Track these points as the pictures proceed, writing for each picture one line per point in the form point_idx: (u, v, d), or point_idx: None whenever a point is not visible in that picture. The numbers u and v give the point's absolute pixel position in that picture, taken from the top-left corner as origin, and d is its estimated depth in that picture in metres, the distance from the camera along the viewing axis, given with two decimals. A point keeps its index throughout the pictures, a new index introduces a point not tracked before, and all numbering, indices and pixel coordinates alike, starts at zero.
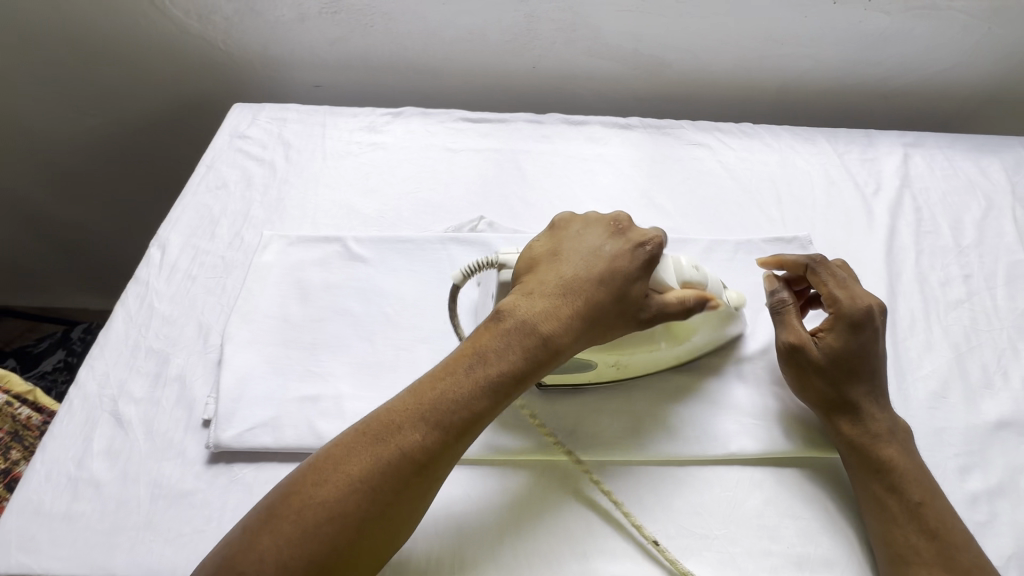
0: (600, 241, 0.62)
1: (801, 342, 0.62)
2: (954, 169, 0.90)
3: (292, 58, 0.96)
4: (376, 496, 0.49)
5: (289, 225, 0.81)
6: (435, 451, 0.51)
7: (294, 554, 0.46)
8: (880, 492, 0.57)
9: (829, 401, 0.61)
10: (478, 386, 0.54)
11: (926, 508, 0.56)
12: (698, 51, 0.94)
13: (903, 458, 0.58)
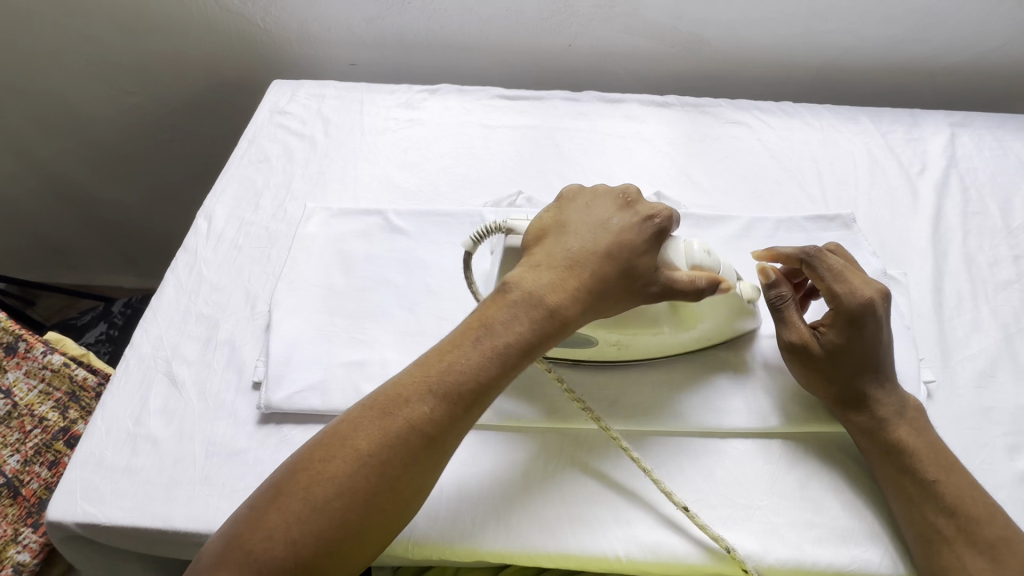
0: (608, 213, 0.58)
1: (803, 341, 0.59)
2: (1004, 150, 0.88)
3: (335, 36, 1.03)
4: (384, 470, 0.46)
5: (329, 197, 0.81)
6: (443, 425, 0.49)
7: (304, 529, 0.44)
8: (901, 474, 0.55)
9: (836, 396, 0.58)
10: (486, 358, 0.50)
11: (958, 490, 0.53)
12: (739, 29, 0.96)
13: (923, 439, 0.56)
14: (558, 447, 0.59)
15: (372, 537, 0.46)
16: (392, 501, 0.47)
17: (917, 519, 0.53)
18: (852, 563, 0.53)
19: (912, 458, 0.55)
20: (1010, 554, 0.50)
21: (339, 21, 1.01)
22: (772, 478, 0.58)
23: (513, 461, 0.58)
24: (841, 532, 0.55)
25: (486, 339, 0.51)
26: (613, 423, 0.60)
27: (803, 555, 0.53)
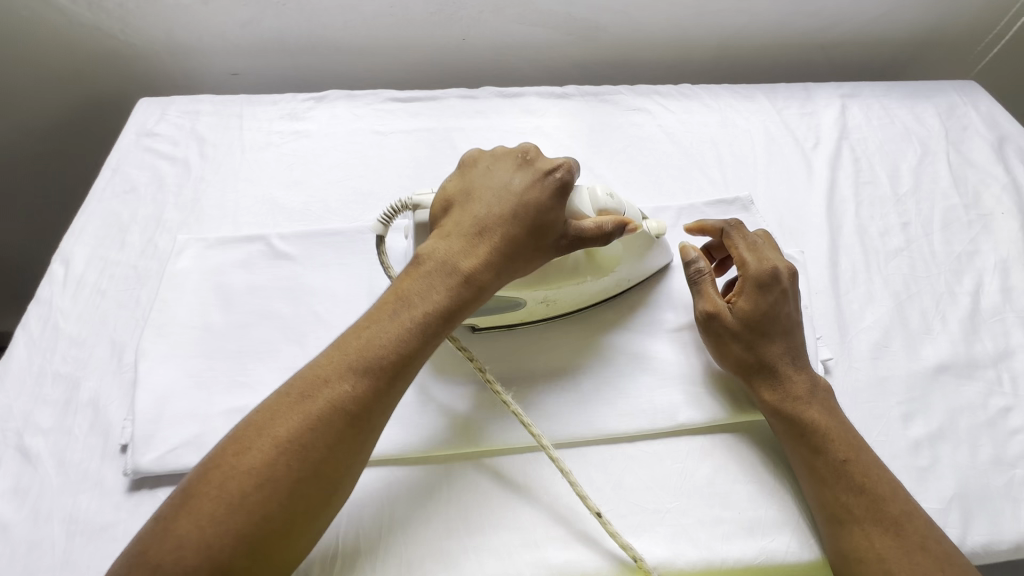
0: (509, 174, 0.58)
1: (716, 311, 0.59)
2: (891, 118, 0.90)
3: (206, 44, 0.95)
4: (309, 456, 0.45)
5: (206, 226, 0.74)
6: (366, 400, 0.47)
7: (219, 531, 0.41)
8: (812, 455, 0.55)
9: (748, 370, 0.59)
10: (407, 330, 0.50)
11: (864, 467, 0.53)
12: (633, 11, 0.94)
13: (833, 418, 0.56)
14: (466, 471, 0.57)
15: (301, 529, 0.45)
16: (321, 487, 0.45)
17: (826, 501, 0.53)
18: (761, 555, 0.53)
19: (824, 438, 0.55)
20: (912, 528, 0.50)
21: (208, 28, 0.92)
22: (681, 477, 0.57)
23: (419, 493, 0.55)
24: (749, 525, 0.54)
25: (403, 311, 0.51)
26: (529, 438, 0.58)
27: (713, 554, 0.52)
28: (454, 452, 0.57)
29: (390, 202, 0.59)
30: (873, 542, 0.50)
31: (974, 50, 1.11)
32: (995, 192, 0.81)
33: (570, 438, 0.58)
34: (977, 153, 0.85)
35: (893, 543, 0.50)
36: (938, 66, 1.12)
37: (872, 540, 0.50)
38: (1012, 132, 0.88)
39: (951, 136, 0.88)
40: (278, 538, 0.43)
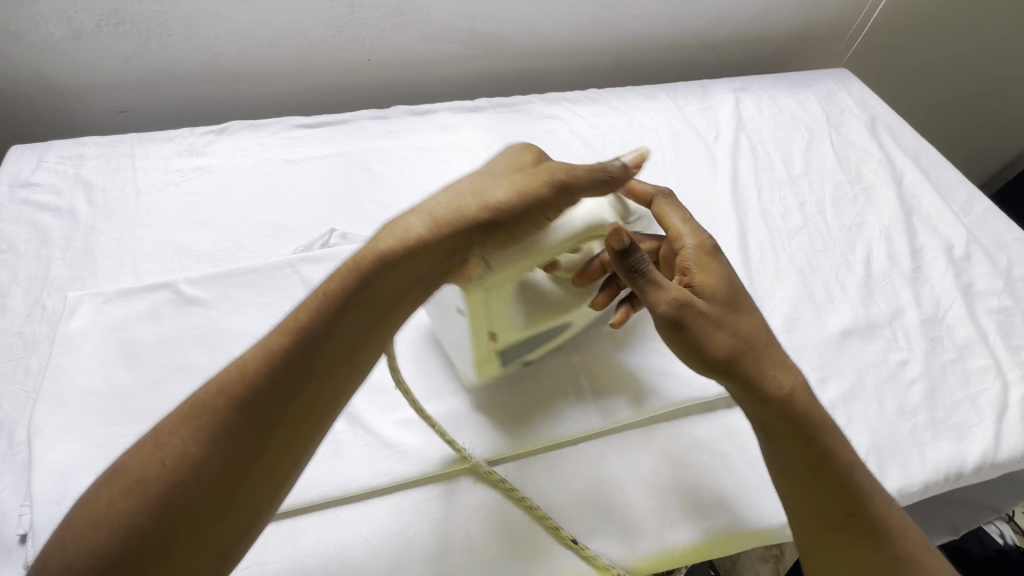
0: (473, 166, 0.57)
1: (678, 301, 0.52)
2: (779, 107, 0.97)
3: (85, 83, 0.87)
4: (184, 455, 0.40)
5: (101, 280, 0.68)
6: (255, 390, 0.42)
7: (79, 545, 0.37)
8: (808, 465, 0.50)
9: (731, 362, 0.52)
10: (321, 304, 0.45)
11: (854, 478, 0.50)
12: (534, 23, 0.96)
13: (825, 420, 0.52)
14: (416, 501, 0.55)
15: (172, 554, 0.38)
16: (212, 497, 0.40)
17: (808, 513, 0.50)
18: (705, 536, 0.55)
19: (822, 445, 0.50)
20: (898, 541, 0.48)
21: (84, 64, 0.85)
22: (625, 473, 0.58)
23: (369, 532, 0.53)
24: (693, 509, 0.56)
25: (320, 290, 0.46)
26: (503, 449, 0.58)
27: (661, 542, 0.54)
28: (403, 482, 0.56)
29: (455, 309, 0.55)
30: (858, 555, 0.48)
31: (842, 40, 1.23)
32: (873, 166, 0.89)
33: (537, 442, 0.58)
34: (854, 133, 0.94)
35: (878, 558, 0.48)
36: (815, 55, 1.23)
37: (857, 553, 0.48)
38: (881, 111, 0.98)
39: (832, 119, 0.96)
40: (154, 559, 0.38)
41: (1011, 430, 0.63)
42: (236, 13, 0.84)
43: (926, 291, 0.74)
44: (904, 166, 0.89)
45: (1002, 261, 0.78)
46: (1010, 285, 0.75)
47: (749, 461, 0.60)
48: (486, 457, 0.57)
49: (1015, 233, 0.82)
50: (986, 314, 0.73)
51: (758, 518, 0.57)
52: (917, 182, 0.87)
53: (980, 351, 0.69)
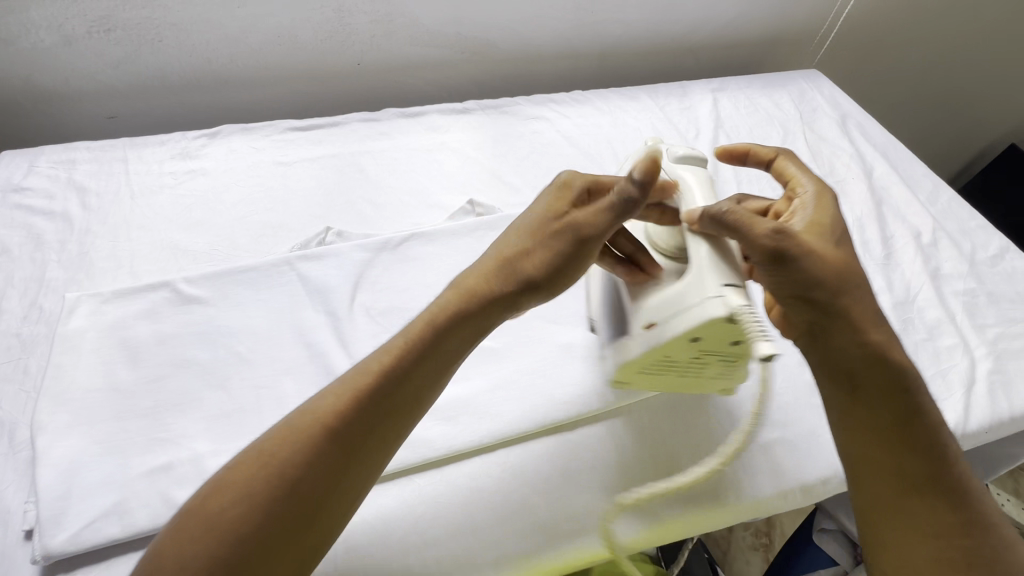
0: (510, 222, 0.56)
1: (770, 237, 0.48)
2: (755, 106, 1.01)
3: (75, 89, 0.88)
4: (291, 475, 0.41)
5: (98, 281, 0.68)
6: (357, 425, 0.44)
7: (193, 555, 0.38)
8: (885, 419, 0.47)
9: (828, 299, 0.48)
10: (395, 364, 0.46)
11: (936, 436, 0.46)
12: (520, 27, 0.99)
13: (914, 377, 0.48)
14: (416, 485, 0.57)
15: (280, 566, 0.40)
16: (314, 516, 0.41)
17: (879, 469, 0.47)
18: (693, 509, 0.59)
19: (906, 400, 0.47)
20: (973, 508, 0.45)
21: (74, 70, 0.85)
22: (618, 453, 0.61)
23: (376, 517, 0.55)
24: (683, 485, 0.60)
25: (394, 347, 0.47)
26: (503, 435, 0.59)
27: (654, 515, 0.59)
28: (406, 468, 0.57)
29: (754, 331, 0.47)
30: (931, 515, 0.45)
31: (812, 43, 1.29)
32: (845, 161, 0.94)
33: (532, 428, 0.60)
34: (826, 130, 0.99)
35: (953, 519, 0.45)
36: (788, 57, 1.28)
37: (926, 513, 0.45)
38: (851, 109, 1.03)
39: (805, 117, 1.01)
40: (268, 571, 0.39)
41: (979, 402, 0.67)
42: (227, 19, 0.85)
43: (898, 276, 0.79)
44: (874, 160, 0.94)
45: (967, 246, 0.83)
46: (974, 269, 0.80)
47: (735, 439, 0.63)
48: (486, 442, 0.59)
49: (978, 221, 0.87)
50: (953, 296, 0.77)
51: (742, 491, 0.61)
52: (886, 175, 0.92)
53: (948, 331, 0.73)
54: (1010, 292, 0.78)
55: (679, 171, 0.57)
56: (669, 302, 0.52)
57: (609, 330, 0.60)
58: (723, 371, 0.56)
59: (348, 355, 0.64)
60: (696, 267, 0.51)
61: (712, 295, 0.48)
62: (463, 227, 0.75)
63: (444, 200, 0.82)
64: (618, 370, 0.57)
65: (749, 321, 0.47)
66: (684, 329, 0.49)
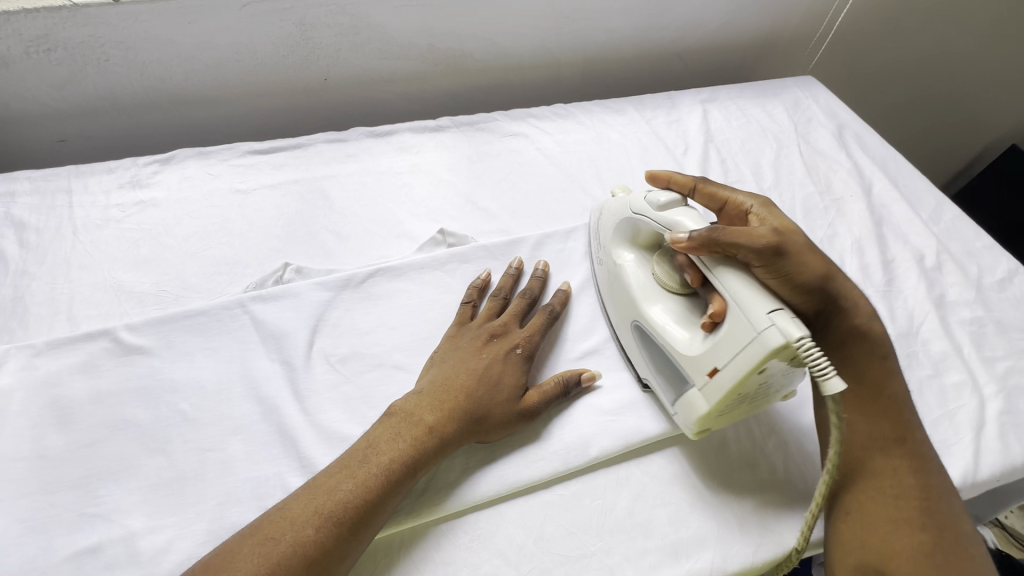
0: (456, 347, 0.61)
1: (761, 237, 0.52)
2: (747, 118, 0.96)
3: (18, 112, 0.82)
4: None
5: (32, 330, 0.63)
6: (331, 547, 0.45)
7: None
8: (860, 394, 0.56)
9: (819, 288, 0.54)
10: (369, 480, 0.49)
11: (901, 407, 0.55)
12: (496, 37, 0.94)
13: (889, 350, 0.57)
14: (373, 558, 0.51)
15: None
16: None
17: (854, 438, 0.54)
18: None
19: (874, 380, 0.56)
20: (934, 476, 0.53)
21: (13, 92, 0.79)
22: (601, 515, 0.55)
23: None
24: (673, 551, 0.54)
25: (369, 462, 0.50)
26: (470, 499, 0.54)
27: None
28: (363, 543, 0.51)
29: (821, 361, 0.45)
30: (896, 478, 0.52)
31: (807, 48, 1.24)
32: (843, 176, 0.88)
33: (507, 487, 0.55)
34: (822, 142, 0.93)
35: (914, 483, 0.52)
36: (780, 62, 1.23)
37: (893, 477, 0.52)
38: (848, 119, 0.98)
39: (800, 129, 0.95)
40: None
41: (990, 447, 0.62)
42: (178, 36, 0.79)
43: (900, 304, 0.73)
44: (873, 175, 0.89)
45: (973, 270, 0.78)
46: (981, 295, 0.75)
47: (729, 497, 0.57)
48: (448, 508, 0.53)
49: (984, 241, 0.82)
50: (960, 326, 0.72)
51: (742, 557, 0.54)
52: (887, 191, 0.86)
53: (955, 365, 0.68)
54: (1020, 320, 0.73)
55: (671, 217, 0.58)
56: (727, 345, 0.51)
57: (662, 381, 0.59)
58: (785, 381, 0.54)
59: (303, 410, 0.58)
60: (737, 304, 0.51)
61: (764, 327, 0.48)
62: (432, 260, 0.70)
63: (414, 229, 0.77)
64: (694, 426, 0.55)
65: (811, 346, 0.46)
66: (752, 365, 0.48)
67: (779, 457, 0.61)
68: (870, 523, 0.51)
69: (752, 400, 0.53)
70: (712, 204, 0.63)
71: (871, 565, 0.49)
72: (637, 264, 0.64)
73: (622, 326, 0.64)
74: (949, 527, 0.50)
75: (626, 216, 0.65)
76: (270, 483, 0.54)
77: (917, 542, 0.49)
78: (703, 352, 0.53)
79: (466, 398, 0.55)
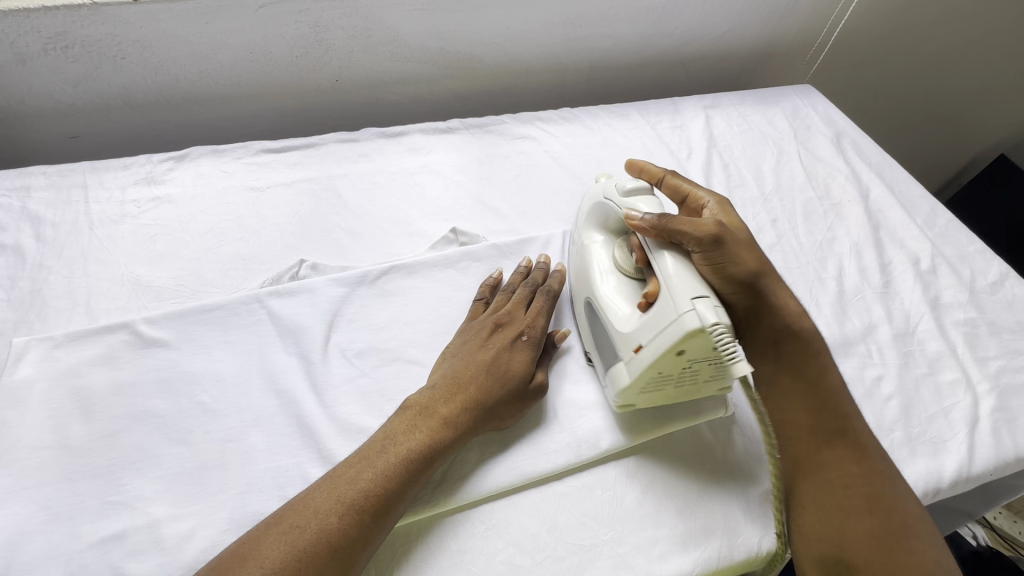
0: (468, 338, 0.62)
1: (706, 228, 0.55)
2: (748, 124, 0.99)
3: (33, 109, 0.82)
4: None
5: (51, 322, 0.64)
6: (355, 534, 0.47)
7: None
8: (798, 384, 0.58)
9: (748, 283, 0.57)
10: (388, 469, 0.50)
11: (839, 398, 0.57)
12: (505, 42, 0.96)
13: (821, 346, 0.59)
14: (392, 546, 0.52)
15: None
16: None
17: (796, 431, 0.56)
18: (695, 567, 0.54)
19: (810, 371, 0.58)
20: (877, 461, 0.54)
21: (28, 89, 0.80)
22: (613, 506, 0.57)
23: None
24: (683, 540, 0.56)
25: (389, 451, 0.51)
26: (483, 491, 0.55)
27: None
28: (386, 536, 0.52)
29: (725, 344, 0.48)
30: (842, 466, 0.53)
31: (805, 56, 1.26)
32: (840, 182, 0.91)
33: (521, 479, 0.56)
34: (821, 149, 0.96)
35: (858, 471, 0.53)
36: (778, 71, 1.26)
37: (839, 466, 0.53)
38: (845, 127, 1.01)
39: (799, 135, 0.98)
40: None
41: (984, 442, 0.64)
42: (194, 36, 0.80)
43: (896, 305, 0.76)
44: (870, 181, 0.92)
45: (966, 273, 0.81)
46: (974, 297, 0.78)
47: (734, 489, 0.59)
48: (463, 499, 0.55)
49: (976, 245, 0.85)
50: (954, 327, 0.74)
51: (747, 546, 0.56)
52: (883, 197, 0.89)
53: (950, 364, 0.71)
54: (1012, 322, 0.76)
55: (632, 203, 0.61)
56: (652, 323, 0.53)
57: (601, 357, 0.62)
58: (716, 372, 0.55)
59: (321, 403, 0.60)
60: (666, 286, 0.53)
61: (684, 311, 0.50)
62: (444, 258, 0.71)
63: (427, 228, 0.78)
64: (619, 397, 0.58)
65: (722, 333, 0.49)
66: (669, 345, 0.51)
67: None
68: (824, 514, 0.52)
69: (675, 379, 0.56)
70: (675, 197, 0.64)
71: (830, 555, 0.50)
72: (604, 245, 0.66)
73: (579, 304, 0.67)
74: (899, 510, 0.51)
75: (598, 199, 0.66)
76: (290, 472, 0.55)
77: (868, 528, 0.50)
78: (635, 327, 0.56)
79: (478, 390, 0.57)
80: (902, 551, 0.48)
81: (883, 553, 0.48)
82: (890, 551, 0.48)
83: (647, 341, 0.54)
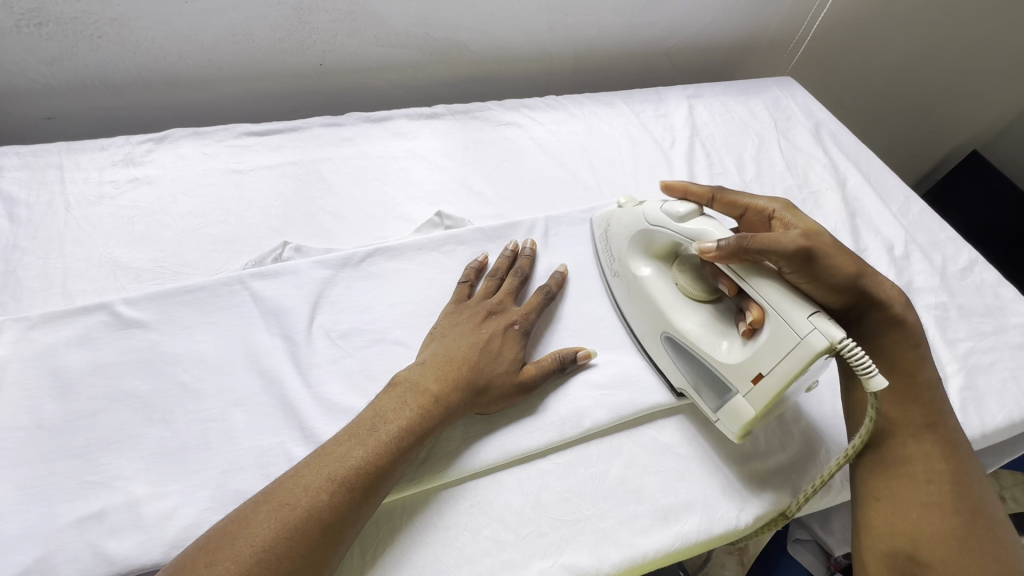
0: (457, 319, 0.63)
1: (792, 243, 0.54)
2: (730, 114, 1.00)
3: (5, 89, 0.80)
4: (286, 563, 0.43)
5: (25, 303, 0.62)
6: (344, 510, 0.47)
7: None
8: (895, 379, 0.58)
9: (847, 285, 0.57)
10: (379, 446, 0.50)
11: (933, 394, 0.57)
12: (491, 29, 0.96)
13: (918, 336, 0.59)
14: (376, 523, 0.53)
15: None
16: None
17: (887, 424, 0.56)
18: (676, 541, 0.55)
19: (904, 363, 0.58)
20: (965, 460, 0.54)
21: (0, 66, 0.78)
22: (595, 482, 0.58)
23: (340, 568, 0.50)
24: (664, 514, 0.57)
25: (378, 429, 0.51)
26: (469, 467, 0.56)
27: (633, 550, 0.54)
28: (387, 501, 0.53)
29: (864, 361, 0.48)
30: (929, 463, 0.54)
31: (786, 50, 1.29)
32: (819, 171, 0.93)
33: (507, 456, 0.57)
34: (800, 138, 0.98)
35: (945, 468, 0.53)
36: (760, 63, 1.28)
37: (926, 463, 0.54)
38: (824, 118, 1.03)
39: (779, 125, 1.00)
40: None
41: None
42: (175, 16, 0.79)
43: None
44: (846, 170, 0.94)
45: (938, 259, 0.83)
46: (944, 282, 0.81)
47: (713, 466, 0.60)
48: (450, 476, 0.55)
49: (947, 233, 0.87)
50: (925, 310, 0.77)
51: (726, 520, 0.57)
52: (859, 186, 0.92)
53: None
54: (980, 305, 0.79)
55: (696, 229, 0.60)
56: (771, 351, 0.53)
57: (699, 390, 0.61)
58: (814, 379, 0.58)
59: (305, 385, 0.59)
60: (776, 310, 0.53)
61: (809, 333, 0.50)
62: (430, 241, 0.71)
63: (412, 212, 0.78)
64: (739, 430, 0.57)
65: (854, 347, 0.49)
66: (801, 369, 0.51)
67: (755, 427, 0.64)
68: (902, 509, 0.52)
69: (790, 398, 0.57)
70: (733, 210, 0.66)
71: (901, 550, 0.51)
72: (657, 274, 0.66)
73: (648, 337, 0.65)
74: (979, 512, 0.52)
75: (642, 227, 0.66)
76: (274, 452, 0.55)
77: (947, 527, 0.51)
78: (746, 359, 0.56)
79: (468, 369, 0.57)
80: (975, 553, 0.49)
81: (963, 553, 0.49)
82: (966, 552, 0.49)
83: (771, 369, 0.53)
